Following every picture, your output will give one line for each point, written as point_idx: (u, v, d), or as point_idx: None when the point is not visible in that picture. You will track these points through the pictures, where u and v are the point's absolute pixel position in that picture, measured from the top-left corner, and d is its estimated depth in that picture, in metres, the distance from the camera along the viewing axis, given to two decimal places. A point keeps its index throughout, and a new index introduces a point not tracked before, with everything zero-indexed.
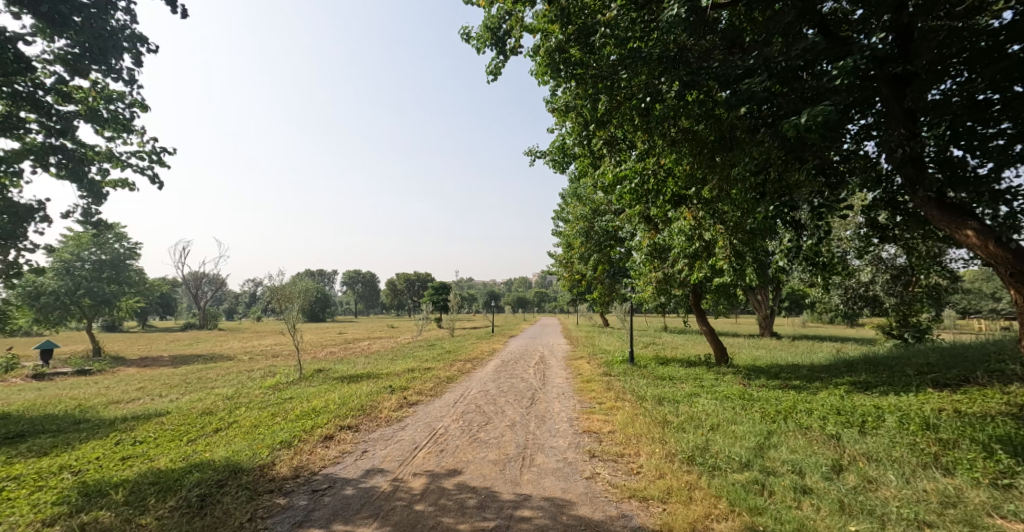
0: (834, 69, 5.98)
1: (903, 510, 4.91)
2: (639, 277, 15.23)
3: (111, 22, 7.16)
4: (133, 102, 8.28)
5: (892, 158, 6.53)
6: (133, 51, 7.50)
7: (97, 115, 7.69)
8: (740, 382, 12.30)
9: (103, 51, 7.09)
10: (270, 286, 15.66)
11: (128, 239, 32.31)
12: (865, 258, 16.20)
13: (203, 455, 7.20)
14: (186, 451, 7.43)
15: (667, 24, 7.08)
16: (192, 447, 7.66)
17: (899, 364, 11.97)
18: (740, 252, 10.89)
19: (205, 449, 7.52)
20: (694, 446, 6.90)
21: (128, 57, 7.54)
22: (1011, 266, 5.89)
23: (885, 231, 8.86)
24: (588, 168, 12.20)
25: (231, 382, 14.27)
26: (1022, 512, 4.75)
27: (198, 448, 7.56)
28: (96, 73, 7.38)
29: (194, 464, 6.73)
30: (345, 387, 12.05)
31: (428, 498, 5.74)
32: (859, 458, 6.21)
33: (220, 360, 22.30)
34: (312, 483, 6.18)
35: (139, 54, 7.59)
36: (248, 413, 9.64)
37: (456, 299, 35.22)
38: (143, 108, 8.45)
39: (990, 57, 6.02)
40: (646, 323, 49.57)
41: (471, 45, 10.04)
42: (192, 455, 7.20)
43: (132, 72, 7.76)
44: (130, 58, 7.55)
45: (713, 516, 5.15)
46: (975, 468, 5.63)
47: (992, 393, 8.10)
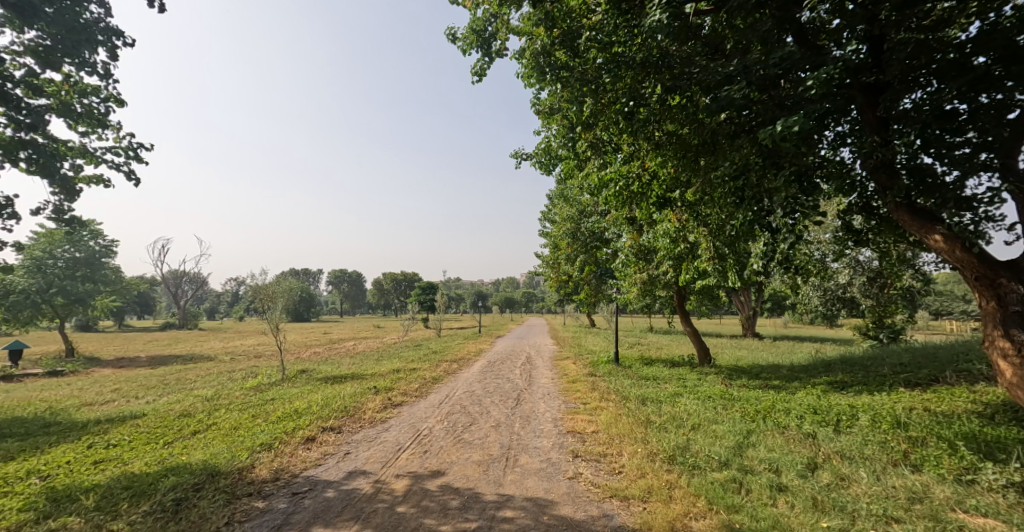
0: (810, 78, 6.14)
1: (873, 507, 5.06)
2: (624, 278, 15.42)
3: (84, 14, 7.01)
4: (109, 96, 8.10)
5: (865, 164, 6.69)
6: (108, 45, 7.36)
7: (70, 110, 7.54)
8: (722, 382, 12.47)
9: (77, 44, 6.96)
10: (254, 285, 15.51)
11: (104, 238, 31.66)
12: (843, 260, 16.49)
13: (179, 458, 7.09)
14: (161, 455, 7.30)
15: (649, 29, 7.20)
16: (169, 450, 7.54)
17: (874, 364, 12.26)
18: (722, 253, 10.91)
19: (181, 452, 7.41)
20: (675, 445, 7.02)
21: (103, 51, 7.39)
22: (976, 269, 6.07)
23: (859, 236, 9.05)
24: (574, 170, 12.36)
25: (211, 383, 14.06)
26: (984, 506, 4.93)
27: (175, 451, 7.45)
28: (69, 66, 7.21)
29: (170, 467, 6.64)
30: (329, 388, 11.96)
31: (411, 499, 5.75)
32: (833, 456, 6.38)
33: (201, 361, 21.95)
34: (292, 486, 6.15)
35: (115, 48, 7.44)
36: (228, 415, 9.51)
37: (443, 300, 34.99)
38: (119, 102, 8.25)
39: (958, 69, 6.24)
40: (632, 323, 49.80)
41: (457, 46, 10.08)
42: (168, 459, 7.09)
43: (108, 66, 7.62)
44: (105, 52, 7.40)
45: (691, 514, 5.24)
46: (941, 465, 5.82)
47: (959, 392, 8.35)
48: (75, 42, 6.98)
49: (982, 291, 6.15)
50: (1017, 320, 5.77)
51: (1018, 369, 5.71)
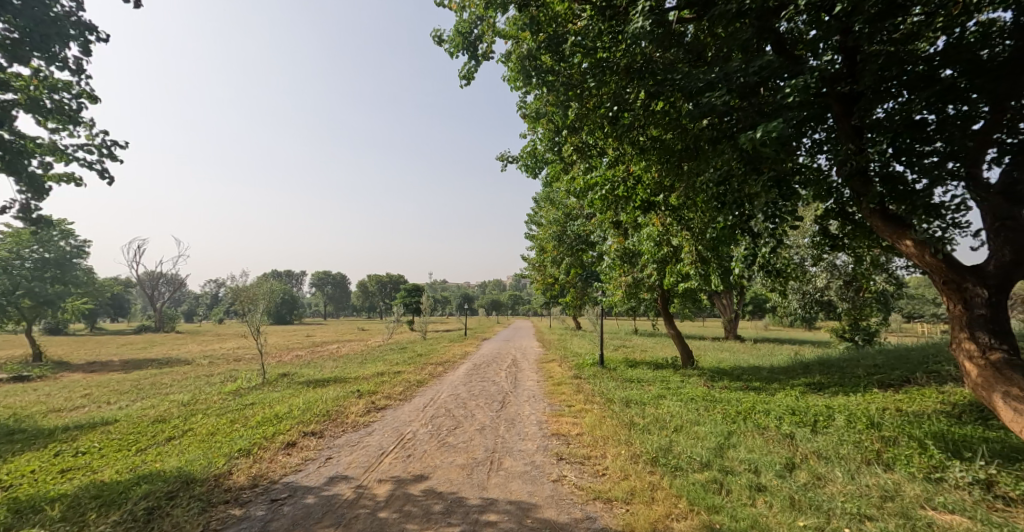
0: (788, 87, 6.30)
1: (847, 505, 5.20)
2: (608, 281, 15.58)
3: (54, 7, 6.90)
4: (81, 93, 7.95)
5: (840, 172, 6.84)
6: (79, 39, 7.23)
7: (39, 105, 7.38)
8: (704, 384, 12.66)
9: (47, 38, 6.83)
10: (234, 287, 15.29)
11: (75, 237, 30.86)
12: (821, 264, 16.87)
13: (152, 465, 6.96)
14: (134, 462, 7.16)
15: (633, 35, 7.30)
16: (142, 457, 7.39)
17: (849, 366, 12.58)
18: (705, 257, 11.08)
19: (155, 460, 7.27)
20: (658, 447, 7.13)
21: (75, 46, 7.27)
22: (943, 274, 6.29)
23: (836, 240, 9.29)
24: (560, 173, 12.48)
25: (187, 388, 13.80)
26: (951, 503, 5.11)
27: (148, 458, 7.31)
28: (39, 61, 7.06)
29: (142, 475, 6.52)
30: (311, 392, 11.83)
31: (393, 504, 5.73)
32: (810, 456, 6.53)
33: (179, 365, 21.54)
34: (271, 492, 6.08)
35: (87, 43, 7.32)
36: (205, 420, 9.35)
37: (428, 302, 34.79)
38: (92, 99, 8.09)
39: (927, 81, 6.47)
40: (617, 326, 50.21)
41: (443, 49, 10.09)
42: (141, 467, 6.95)
43: (80, 62, 7.49)
44: (78, 47, 7.27)
45: (673, 516, 5.33)
46: (911, 464, 6.00)
47: (929, 393, 8.63)
48: (45, 36, 6.83)
49: (949, 295, 6.36)
50: (982, 323, 6.00)
51: (982, 370, 5.92)
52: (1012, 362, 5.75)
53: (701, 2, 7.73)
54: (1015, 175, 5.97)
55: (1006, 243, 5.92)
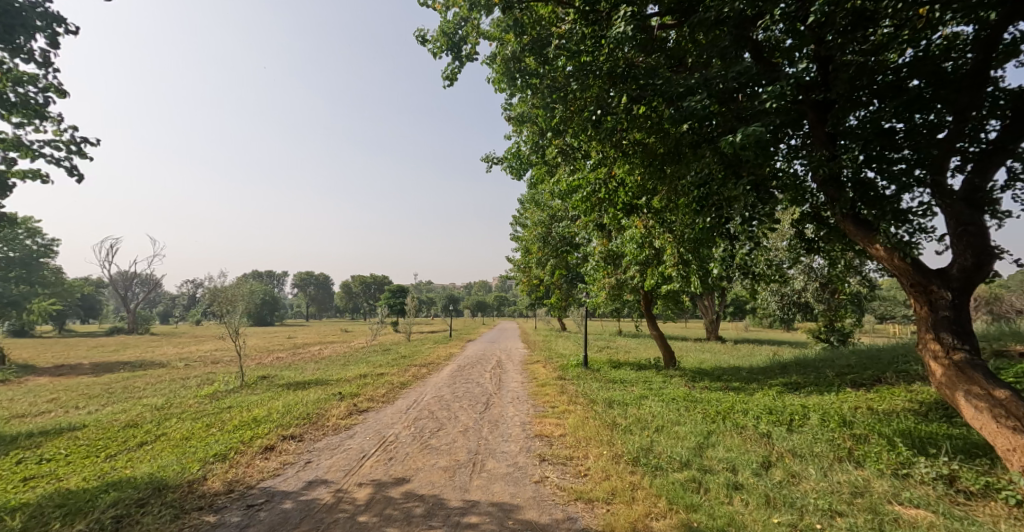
0: (765, 92, 6.44)
1: (819, 502, 5.34)
2: (592, 283, 15.74)
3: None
4: (47, 86, 7.66)
5: (815, 177, 7.00)
6: (46, 31, 7.02)
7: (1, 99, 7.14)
8: (685, 384, 12.87)
9: (8, 29, 6.62)
10: (211, 288, 14.94)
11: (43, 236, 30.33)
12: (798, 266, 17.25)
13: (122, 472, 6.81)
14: (102, 469, 6.99)
15: (615, 40, 7.39)
16: (111, 464, 7.22)
17: (825, 366, 12.90)
18: (686, 259, 11.21)
19: (125, 466, 7.11)
20: (639, 447, 7.22)
21: (41, 38, 7.05)
22: (910, 275, 6.49)
23: (811, 244, 9.51)
24: (544, 175, 12.63)
25: (162, 391, 13.51)
26: (917, 499, 5.28)
27: (117, 465, 7.14)
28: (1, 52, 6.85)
29: (111, 482, 6.37)
30: (291, 395, 11.68)
31: (373, 508, 5.70)
32: (785, 454, 6.68)
33: (154, 368, 21.06)
34: (247, 498, 6.00)
35: (54, 35, 7.11)
36: (179, 425, 9.18)
37: (413, 304, 34.57)
38: (60, 93, 7.81)
39: (895, 90, 6.73)
40: (601, 327, 50.51)
41: (427, 48, 10.09)
42: (109, 473, 6.80)
43: (46, 54, 7.27)
44: (44, 39, 7.06)
45: (652, 515, 5.39)
46: (881, 460, 6.19)
47: (898, 392, 8.92)
48: (7, 26, 6.62)
49: (916, 297, 6.56)
50: (946, 324, 6.20)
51: (947, 369, 6.12)
52: (973, 362, 5.98)
53: (682, 8, 7.86)
54: (977, 182, 6.23)
55: (968, 247, 6.15)
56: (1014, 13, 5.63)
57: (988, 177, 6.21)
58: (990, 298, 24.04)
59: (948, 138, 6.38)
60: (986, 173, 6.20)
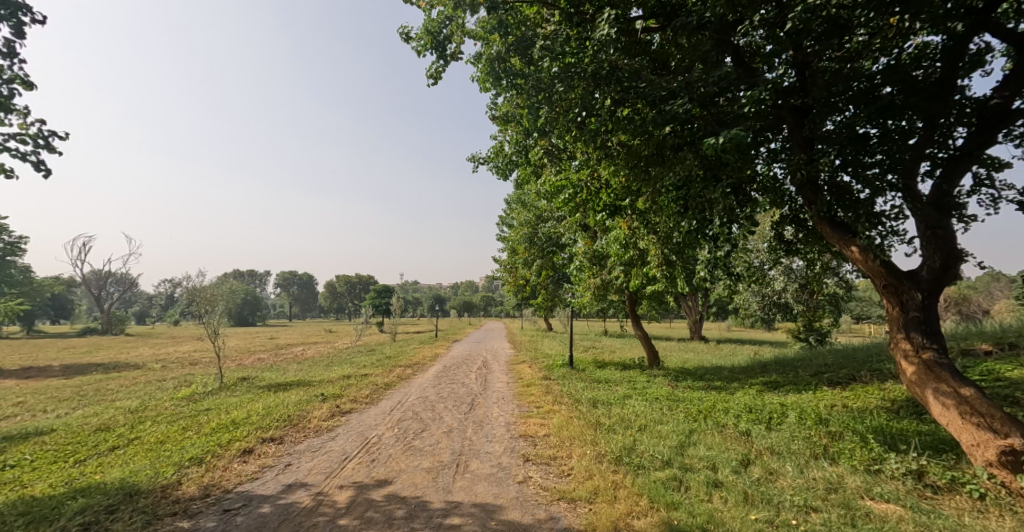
0: (744, 97, 6.56)
1: (795, 498, 5.45)
2: (578, 283, 15.91)
3: None
4: (13, 77, 7.40)
5: (793, 180, 7.13)
6: (11, 20, 6.81)
7: None
8: (668, 384, 13.04)
9: None
10: (189, 288, 14.62)
11: (11, 234, 29.52)
12: (779, 268, 17.60)
13: (92, 478, 6.65)
14: (70, 475, 6.82)
15: (598, 42, 7.44)
16: (80, 469, 7.05)
17: (803, 365, 13.18)
18: (670, 260, 11.12)
19: (95, 471, 6.95)
20: (622, 446, 7.27)
21: (6, 27, 6.82)
22: (883, 277, 6.65)
23: (790, 245, 9.69)
24: (530, 176, 12.72)
25: (136, 394, 13.21)
26: (887, 493, 5.43)
27: (87, 470, 6.98)
28: None
29: (80, 489, 6.22)
30: (272, 397, 11.51)
31: (354, 511, 5.66)
32: (764, 452, 6.81)
33: (129, 369, 20.56)
34: (223, 502, 5.91)
35: (19, 24, 6.89)
36: (153, 428, 9.00)
37: (398, 304, 34.28)
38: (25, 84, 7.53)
39: (869, 97, 6.95)
40: (586, 327, 50.83)
41: (411, 47, 10.03)
42: (78, 479, 6.63)
43: (12, 44, 7.02)
44: (9, 28, 6.84)
45: (634, 513, 5.45)
46: (854, 457, 6.35)
47: (872, 389, 9.15)
48: None
49: (889, 298, 6.72)
50: (917, 324, 6.37)
51: (917, 368, 6.29)
52: (941, 361, 6.16)
53: (665, 12, 7.96)
54: (945, 188, 6.42)
55: (937, 250, 6.34)
56: (980, 25, 5.84)
57: (955, 183, 6.40)
58: (959, 298, 24.66)
59: (918, 144, 6.57)
60: (954, 179, 6.39)
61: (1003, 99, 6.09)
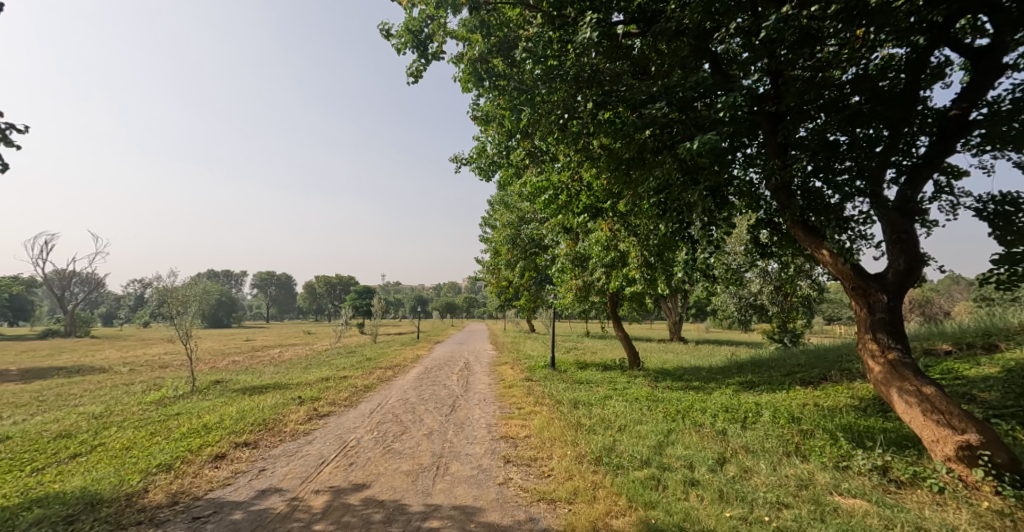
0: (720, 102, 6.69)
1: (768, 495, 5.58)
2: (560, 285, 16.03)
3: None
4: None
5: (768, 185, 7.34)
6: None
7: None
8: (648, 384, 13.19)
9: None
10: (160, 288, 14.21)
11: None
12: (755, 270, 17.99)
13: (51, 487, 6.44)
14: (28, 484, 6.59)
15: (580, 45, 7.50)
16: (38, 479, 6.81)
17: (777, 365, 13.48)
18: (650, 262, 11.27)
19: (54, 480, 6.73)
20: (602, 447, 7.35)
21: None
22: (852, 280, 6.87)
23: (765, 248, 9.89)
24: (511, 177, 12.75)
25: (101, 399, 12.78)
26: (855, 489, 5.60)
27: (46, 480, 6.75)
28: None
29: (39, 499, 6.02)
30: (247, 400, 11.29)
31: (330, 516, 5.60)
32: (739, 451, 6.95)
33: (95, 373, 19.89)
34: (193, 510, 5.79)
35: None
36: (119, 434, 8.74)
37: (379, 305, 33.94)
38: None
39: (838, 106, 7.17)
40: (568, 328, 51.11)
41: (391, 44, 9.95)
42: (37, 489, 6.42)
43: None
44: None
45: (613, 513, 5.51)
46: (824, 454, 6.53)
47: (842, 388, 9.43)
48: None
49: (857, 300, 6.93)
50: (883, 325, 6.59)
51: (883, 367, 6.49)
52: (905, 361, 6.38)
53: (645, 18, 8.08)
54: (909, 194, 6.65)
55: (901, 253, 6.56)
56: (940, 39, 6.09)
57: (918, 190, 6.64)
58: (923, 301, 25.64)
59: (885, 151, 6.80)
60: (917, 185, 6.63)
61: (961, 110, 6.33)
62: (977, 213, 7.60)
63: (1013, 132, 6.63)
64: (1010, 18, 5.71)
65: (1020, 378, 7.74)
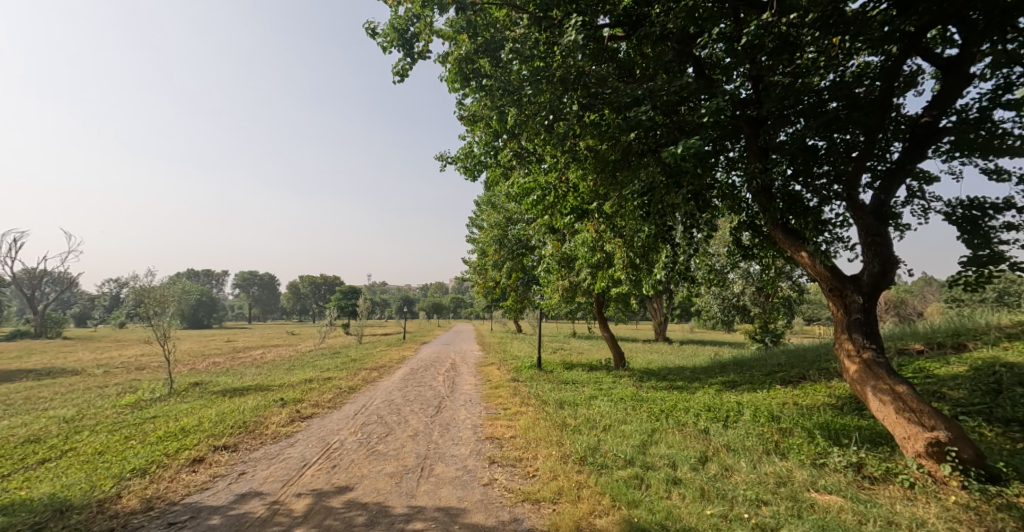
0: (703, 107, 6.78)
1: (748, 492, 5.68)
2: (547, 285, 16.09)
3: None
4: None
5: (749, 188, 7.47)
6: None
7: None
8: (633, 384, 13.30)
9: None
10: (137, 288, 13.92)
11: None
12: (738, 271, 18.24)
13: (18, 494, 6.27)
14: None
15: (566, 47, 7.53)
16: (4, 486, 6.63)
17: (759, 365, 13.69)
18: (635, 263, 11.12)
19: (22, 487, 6.55)
20: (586, 447, 7.40)
21: None
22: (829, 281, 7.02)
23: (746, 250, 10.04)
24: (498, 177, 12.74)
25: (73, 402, 12.44)
26: (831, 485, 5.72)
27: (12, 487, 6.57)
28: None
29: (4, 507, 5.86)
30: (226, 403, 11.11)
31: (312, 520, 5.55)
32: (720, 449, 7.04)
33: (67, 376, 19.35)
34: (168, 516, 5.69)
35: None
36: (90, 439, 8.54)
37: (364, 305, 33.62)
38: None
39: (817, 112, 7.32)
40: (555, 329, 51.25)
41: (376, 42, 9.86)
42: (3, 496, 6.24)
43: None
44: None
45: (596, 512, 5.55)
46: (802, 451, 6.66)
47: (820, 387, 9.64)
48: None
49: (834, 301, 7.09)
50: (858, 325, 6.74)
51: (859, 367, 6.64)
52: (879, 360, 6.53)
53: (631, 21, 8.14)
54: (883, 198, 6.83)
55: (876, 256, 6.73)
56: (912, 48, 6.24)
57: (892, 194, 6.82)
58: (898, 302, 26.30)
59: (860, 156, 6.96)
60: (890, 190, 6.81)
61: (931, 117, 6.51)
62: (947, 217, 7.84)
63: (979, 139, 6.87)
64: (977, 29, 5.91)
65: (987, 376, 8.00)
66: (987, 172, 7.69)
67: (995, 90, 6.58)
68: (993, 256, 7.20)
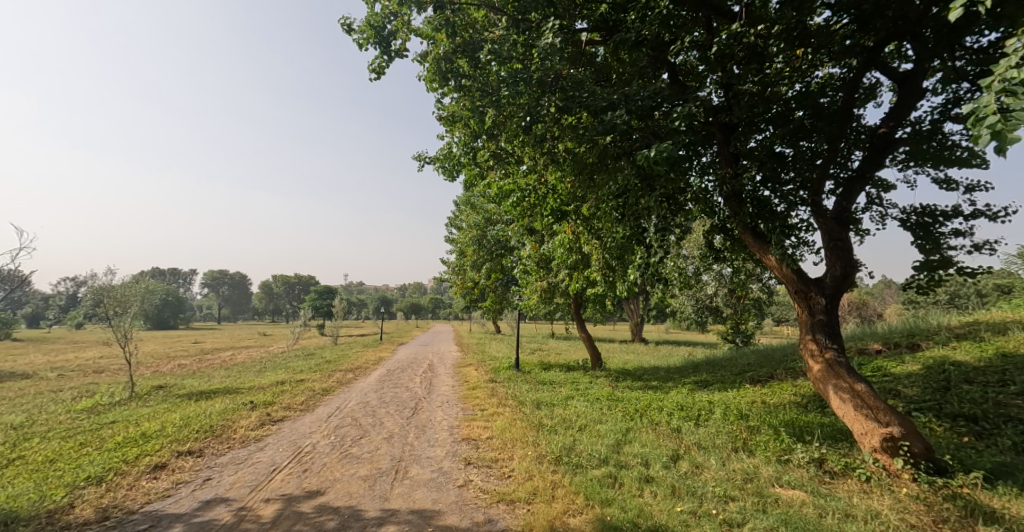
0: (676, 112, 6.91)
1: (716, 489, 5.83)
2: (525, 285, 16.17)
3: None
4: None
5: (720, 192, 7.66)
6: None
7: None
8: (609, 384, 13.47)
9: None
10: (95, 288, 13.41)
11: None
12: (711, 273, 18.63)
13: None
14: None
15: (543, 50, 7.58)
16: None
17: (731, 364, 14.02)
18: (611, 265, 11.27)
19: None
20: (561, 447, 7.47)
21: None
22: (794, 283, 7.26)
23: (718, 253, 10.27)
24: (476, 178, 12.72)
25: (25, 408, 11.88)
26: (794, 481, 5.92)
27: None
28: None
29: None
30: (191, 407, 10.80)
31: (281, 525, 5.47)
32: (691, 447, 7.20)
33: (18, 380, 18.44)
34: (127, 525, 5.52)
35: None
36: (44, 446, 8.20)
37: (341, 305, 33.12)
38: None
39: (785, 120, 7.57)
40: (534, 329, 51.42)
41: (352, 39, 9.73)
42: None
43: None
44: None
45: (569, 511, 5.61)
46: (768, 448, 6.87)
47: (786, 386, 9.93)
48: None
49: (799, 302, 7.33)
50: (821, 326, 6.98)
51: (822, 366, 6.87)
52: (840, 360, 6.78)
53: (607, 26, 8.19)
54: (844, 204, 7.10)
55: (838, 259, 7.00)
56: (872, 61, 6.50)
57: (852, 200, 7.10)
58: (860, 304, 27.27)
59: (824, 163, 7.22)
60: (851, 196, 7.09)
61: (888, 128, 6.79)
62: (902, 223, 8.19)
63: (932, 150, 7.20)
64: (928, 46, 6.20)
65: (939, 375, 8.38)
66: (938, 182, 8.09)
67: (946, 104, 6.91)
68: (943, 260, 7.56)
